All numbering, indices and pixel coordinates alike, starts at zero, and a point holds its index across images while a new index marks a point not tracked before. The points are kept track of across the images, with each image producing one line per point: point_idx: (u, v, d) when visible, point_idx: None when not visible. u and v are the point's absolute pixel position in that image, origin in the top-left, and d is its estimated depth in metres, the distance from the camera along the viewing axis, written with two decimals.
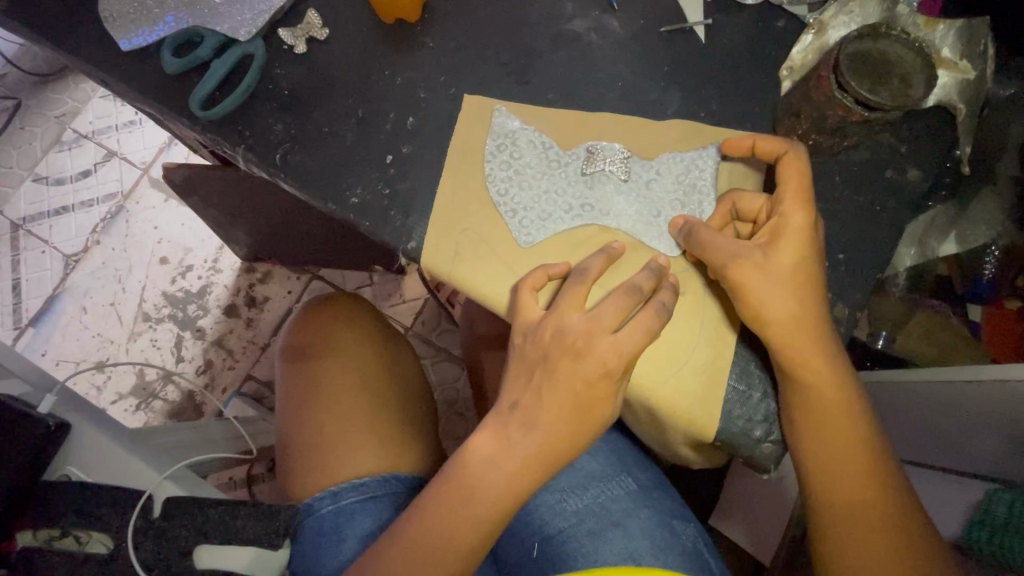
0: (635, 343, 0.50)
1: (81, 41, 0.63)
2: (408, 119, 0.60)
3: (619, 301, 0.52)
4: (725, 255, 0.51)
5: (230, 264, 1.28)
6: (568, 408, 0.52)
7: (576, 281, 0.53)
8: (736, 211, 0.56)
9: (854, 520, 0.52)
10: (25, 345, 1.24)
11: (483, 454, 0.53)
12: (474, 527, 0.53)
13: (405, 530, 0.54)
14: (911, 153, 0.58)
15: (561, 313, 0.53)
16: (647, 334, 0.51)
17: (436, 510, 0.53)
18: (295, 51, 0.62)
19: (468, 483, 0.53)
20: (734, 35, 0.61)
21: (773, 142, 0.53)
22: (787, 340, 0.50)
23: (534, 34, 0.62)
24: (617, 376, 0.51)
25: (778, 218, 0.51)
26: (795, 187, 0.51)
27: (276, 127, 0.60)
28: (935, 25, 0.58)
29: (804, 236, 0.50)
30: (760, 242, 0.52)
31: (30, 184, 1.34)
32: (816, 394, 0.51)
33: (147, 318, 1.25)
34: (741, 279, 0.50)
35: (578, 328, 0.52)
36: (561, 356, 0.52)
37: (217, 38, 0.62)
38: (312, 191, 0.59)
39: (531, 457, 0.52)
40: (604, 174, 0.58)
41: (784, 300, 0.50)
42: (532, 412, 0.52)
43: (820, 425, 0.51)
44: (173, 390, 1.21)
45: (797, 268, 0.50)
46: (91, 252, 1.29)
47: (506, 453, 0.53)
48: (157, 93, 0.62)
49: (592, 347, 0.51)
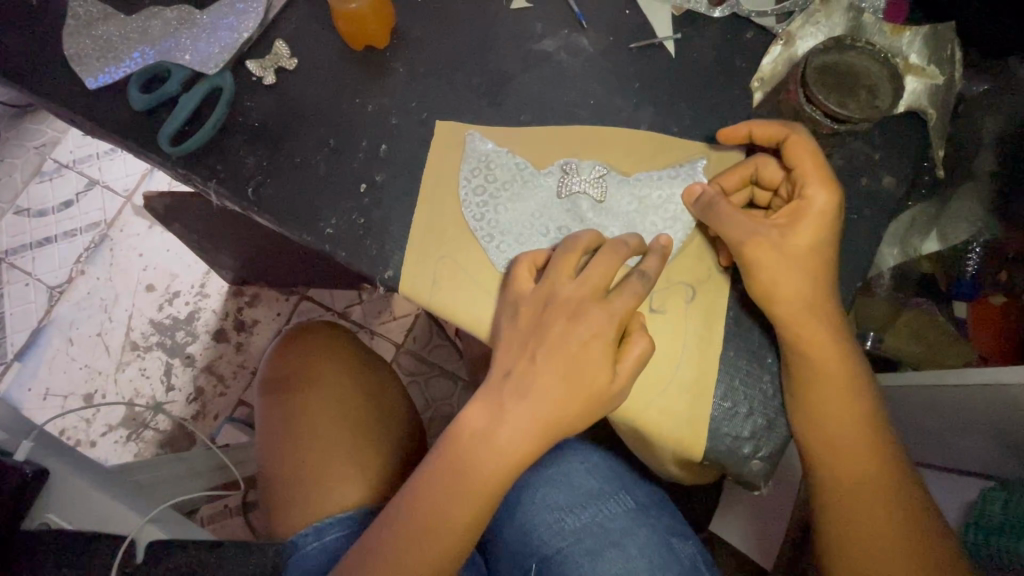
0: (623, 306, 0.51)
1: (48, 81, 0.63)
2: (380, 147, 0.59)
3: (607, 263, 0.52)
4: (742, 234, 0.51)
5: (218, 288, 1.27)
6: (561, 379, 0.51)
7: (567, 251, 0.53)
8: (755, 178, 0.55)
9: (858, 497, 0.52)
10: (11, 381, 1.22)
11: (475, 424, 0.53)
12: (475, 501, 0.52)
13: (402, 506, 0.54)
14: (886, 158, 0.58)
15: (559, 309, 0.52)
16: (627, 308, 0.51)
17: (436, 483, 0.53)
18: (264, 83, 0.61)
19: (459, 465, 0.53)
20: (704, 48, 0.61)
21: (773, 128, 0.52)
22: (801, 325, 0.50)
23: (503, 56, 0.61)
24: (610, 337, 0.51)
25: (801, 199, 0.50)
26: (811, 168, 0.50)
27: (247, 160, 0.60)
28: (901, 32, 0.58)
29: (826, 211, 0.50)
30: (778, 223, 0.51)
31: (11, 217, 1.33)
32: (822, 402, 0.51)
33: (135, 347, 1.24)
34: (758, 257, 0.50)
35: (574, 294, 0.52)
36: (554, 321, 0.51)
37: (185, 72, 0.61)
38: (285, 223, 0.58)
39: (524, 426, 0.51)
40: (581, 195, 0.57)
41: (795, 278, 0.50)
42: (527, 380, 0.52)
43: (823, 400, 0.51)
44: (164, 420, 1.19)
45: (813, 249, 0.50)
46: (76, 282, 1.27)
47: (499, 423, 0.52)
48: (124, 131, 0.61)
49: (583, 309, 0.51)
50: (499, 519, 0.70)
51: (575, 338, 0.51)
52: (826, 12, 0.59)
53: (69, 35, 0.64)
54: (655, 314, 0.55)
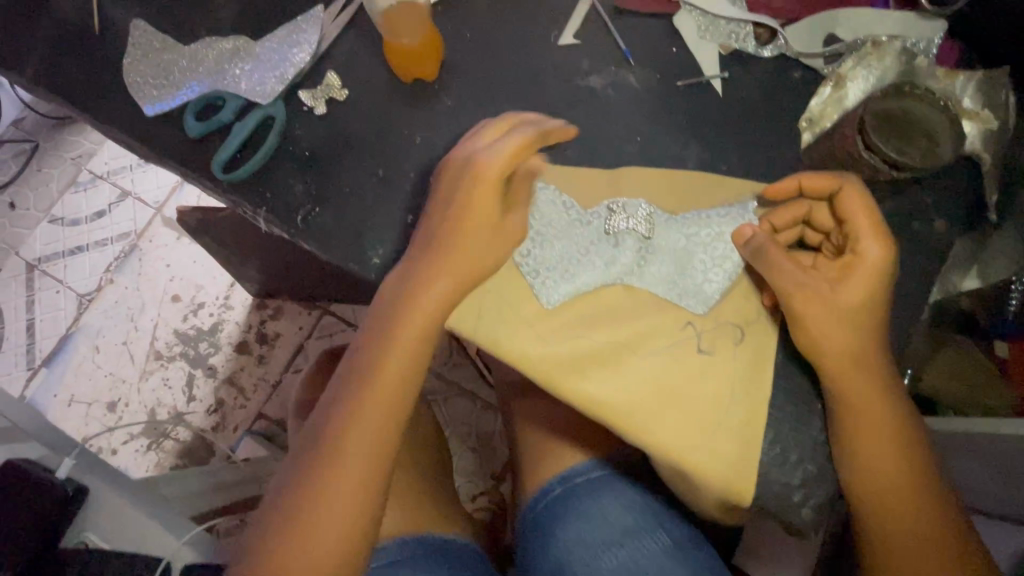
0: (505, 159, 0.53)
1: (106, 107, 0.65)
2: (427, 179, 0.60)
3: (518, 135, 0.54)
4: (791, 286, 0.51)
5: (242, 300, 1.28)
6: (457, 241, 0.53)
7: (488, 127, 0.56)
8: (807, 221, 0.55)
9: (908, 552, 0.50)
10: (37, 387, 1.24)
11: (374, 337, 0.55)
12: (375, 426, 0.53)
13: (312, 432, 0.55)
14: (937, 203, 0.57)
15: (458, 172, 0.54)
16: (514, 156, 0.53)
17: (335, 414, 0.54)
18: (315, 112, 0.63)
19: (356, 386, 0.53)
20: (752, 86, 0.61)
21: (825, 179, 0.52)
22: (849, 385, 0.50)
23: (551, 91, 0.62)
24: (493, 194, 0.53)
25: (853, 254, 0.51)
26: (865, 224, 0.50)
27: (296, 188, 0.61)
28: (955, 76, 0.58)
29: (880, 268, 0.50)
30: (828, 277, 0.51)
31: (46, 225, 1.36)
32: (869, 449, 0.50)
33: (159, 356, 1.25)
34: (806, 313, 0.50)
35: (475, 161, 0.54)
36: (454, 184, 0.54)
37: (239, 101, 0.63)
38: (332, 252, 0.59)
39: (415, 328, 0.53)
40: (625, 232, 0.55)
41: (843, 333, 0.49)
42: (421, 260, 0.54)
43: (871, 446, 0.50)
44: (184, 430, 1.20)
45: (864, 306, 0.50)
46: (104, 291, 1.30)
47: (394, 331, 0.54)
48: (177, 158, 0.63)
49: (472, 168, 0.54)
50: (532, 552, 0.69)
51: (460, 194, 0.54)
52: (879, 54, 0.58)
53: (128, 63, 0.66)
54: (705, 355, 0.53)
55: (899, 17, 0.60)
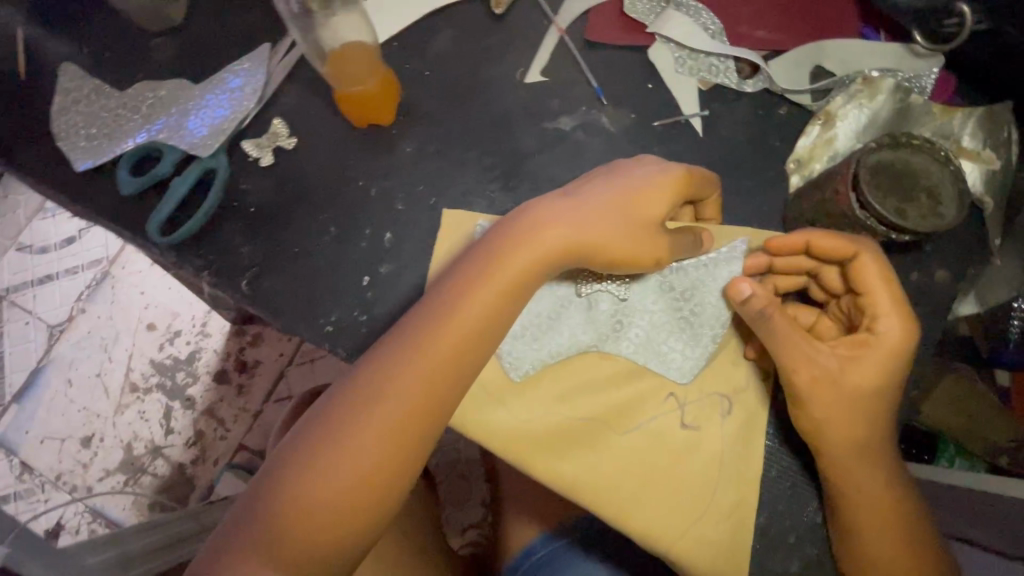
0: (686, 180, 0.46)
1: (34, 160, 0.59)
2: (385, 235, 0.55)
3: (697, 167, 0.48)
4: (800, 362, 0.45)
5: (219, 327, 1.16)
6: (591, 228, 0.44)
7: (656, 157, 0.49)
8: (816, 277, 0.49)
9: None
10: (9, 423, 1.14)
11: (432, 300, 0.44)
12: (397, 415, 0.42)
13: (323, 406, 0.43)
14: (935, 250, 0.53)
15: (623, 169, 0.47)
16: (690, 182, 0.46)
17: (358, 385, 0.43)
18: (261, 164, 0.57)
19: (393, 354, 0.42)
20: (735, 125, 0.56)
21: (839, 242, 0.45)
22: (843, 470, 0.46)
23: (519, 134, 0.57)
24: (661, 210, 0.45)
25: (870, 333, 0.45)
26: (886, 301, 0.44)
27: (242, 251, 0.55)
28: (952, 114, 0.54)
29: (898, 349, 0.45)
30: (838, 351, 0.46)
31: (14, 254, 1.25)
32: (873, 542, 0.46)
33: (135, 389, 1.14)
34: (812, 396, 0.45)
35: (650, 164, 0.47)
36: (613, 177, 0.46)
37: (178, 152, 0.57)
38: (282, 320, 0.54)
39: (481, 305, 0.43)
40: (603, 292, 0.50)
41: (846, 421, 0.45)
42: (538, 224, 0.44)
43: (877, 539, 0.46)
44: (162, 465, 1.10)
45: (879, 392, 0.45)
46: (76, 321, 1.19)
47: (458, 299, 0.43)
48: (111, 218, 0.57)
49: (649, 170, 0.46)
50: None
51: (624, 192, 0.45)
52: (869, 93, 0.54)
53: (58, 111, 0.60)
54: (688, 430, 0.49)
55: (890, 49, 0.56)
